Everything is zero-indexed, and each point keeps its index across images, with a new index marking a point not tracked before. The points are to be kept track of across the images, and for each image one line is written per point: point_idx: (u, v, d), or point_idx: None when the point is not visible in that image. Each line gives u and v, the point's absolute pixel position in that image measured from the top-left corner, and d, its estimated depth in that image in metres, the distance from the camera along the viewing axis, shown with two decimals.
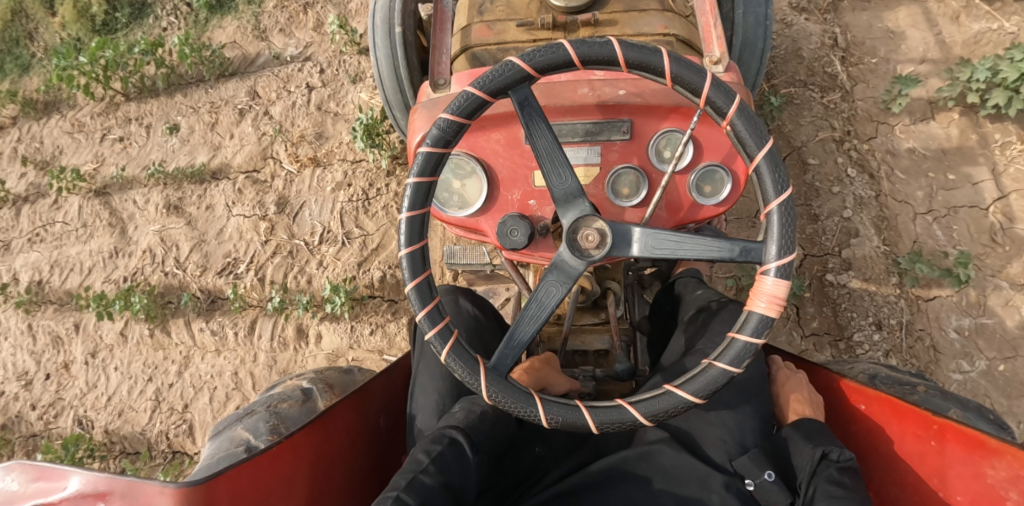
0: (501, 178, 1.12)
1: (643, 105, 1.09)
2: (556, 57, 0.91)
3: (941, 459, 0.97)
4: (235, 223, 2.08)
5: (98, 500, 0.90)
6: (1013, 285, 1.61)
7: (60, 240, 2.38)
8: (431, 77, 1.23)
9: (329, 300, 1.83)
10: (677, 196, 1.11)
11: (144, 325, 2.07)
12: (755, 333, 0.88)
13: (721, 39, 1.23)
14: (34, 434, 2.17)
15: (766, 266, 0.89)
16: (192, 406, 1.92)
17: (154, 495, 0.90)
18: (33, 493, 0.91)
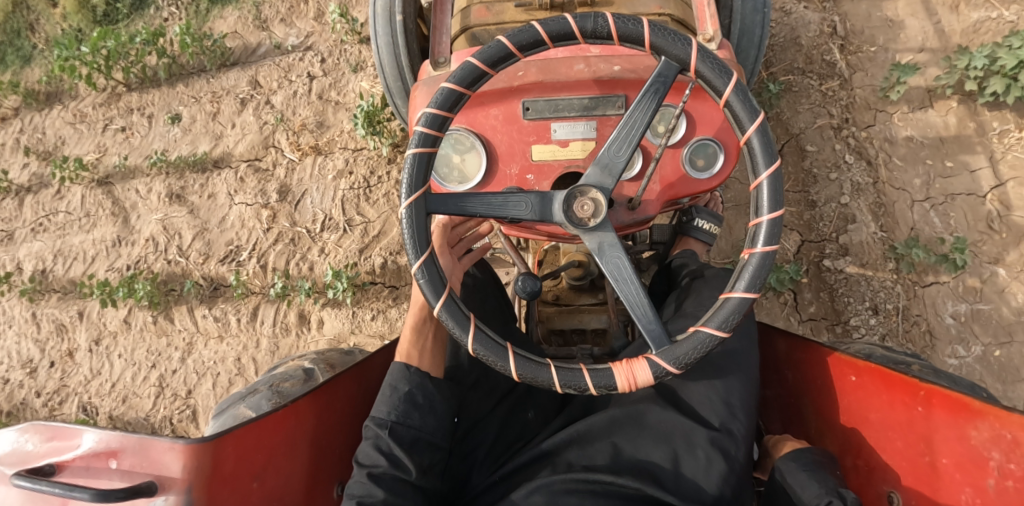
0: (499, 153, 1.13)
1: (638, 79, 1.11)
2: (723, 82, 0.93)
3: (927, 424, 0.99)
4: (237, 212, 2.10)
5: (110, 457, 0.95)
6: (1009, 271, 1.63)
7: (63, 230, 2.40)
8: (432, 56, 1.26)
9: (332, 285, 1.85)
10: (670, 169, 1.12)
11: (147, 313, 2.09)
12: (598, 386, 0.93)
13: (715, 17, 1.23)
14: (39, 421, 2.19)
15: (653, 354, 0.93)
16: (196, 391, 1.93)
17: (165, 451, 0.95)
18: (46, 452, 0.97)
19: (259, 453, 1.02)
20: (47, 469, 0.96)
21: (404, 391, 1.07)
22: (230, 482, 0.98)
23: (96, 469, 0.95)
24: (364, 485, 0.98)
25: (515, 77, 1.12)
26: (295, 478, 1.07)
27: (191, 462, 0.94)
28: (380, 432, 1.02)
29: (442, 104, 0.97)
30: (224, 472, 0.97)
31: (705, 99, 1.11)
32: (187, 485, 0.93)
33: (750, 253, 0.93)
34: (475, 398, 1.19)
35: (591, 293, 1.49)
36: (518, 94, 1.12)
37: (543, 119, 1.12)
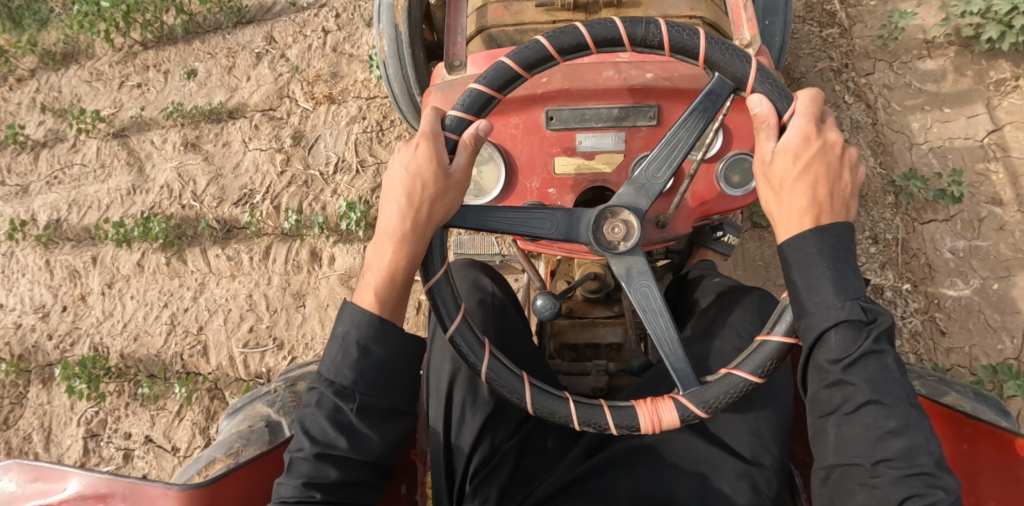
0: (519, 164, 1.17)
1: (671, 89, 1.11)
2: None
3: (970, 462, 0.99)
4: (252, 157, 2.14)
5: (99, 502, 0.97)
6: (1005, 210, 1.65)
7: (78, 181, 2.45)
8: (447, 58, 1.28)
9: (345, 216, 1.89)
10: (703, 186, 1.15)
11: (161, 254, 2.12)
12: (624, 425, 0.93)
13: (751, 20, 1.23)
14: (51, 363, 2.21)
15: (679, 393, 0.94)
16: (207, 327, 1.96)
17: (157, 497, 0.96)
18: (33, 493, 0.99)
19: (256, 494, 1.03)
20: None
21: (359, 348, 0.94)
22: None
23: None
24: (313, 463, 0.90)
25: (540, 84, 1.13)
26: None
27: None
28: (342, 403, 0.93)
29: (471, 107, 0.97)
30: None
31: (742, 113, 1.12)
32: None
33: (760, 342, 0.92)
34: (494, 426, 1.14)
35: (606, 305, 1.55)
36: (542, 101, 1.13)
37: (569, 128, 1.14)
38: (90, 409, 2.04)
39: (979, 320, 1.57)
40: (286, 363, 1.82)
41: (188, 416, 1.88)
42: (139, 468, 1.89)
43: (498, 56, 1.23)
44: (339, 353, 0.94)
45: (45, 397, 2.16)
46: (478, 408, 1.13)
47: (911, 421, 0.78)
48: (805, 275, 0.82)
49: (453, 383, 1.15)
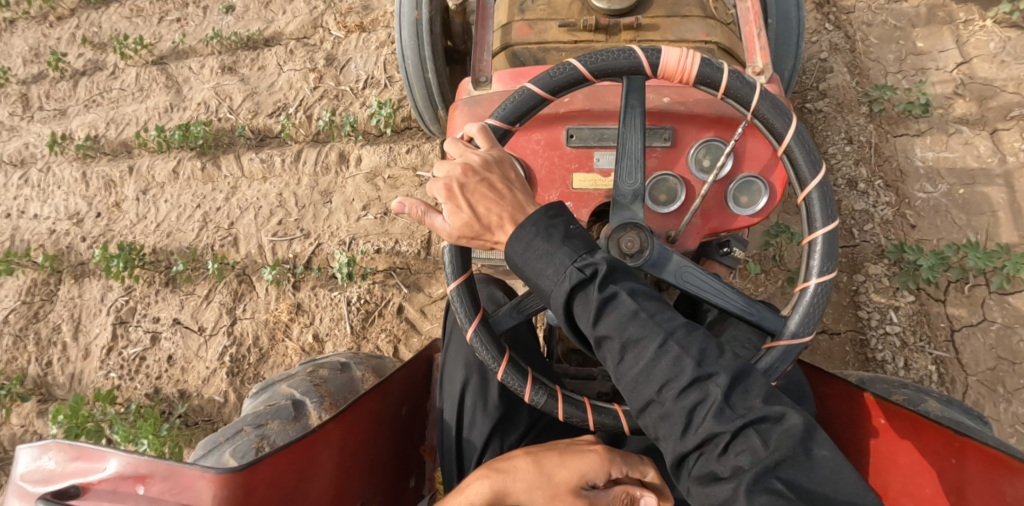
0: (540, 178, 1.17)
1: (686, 113, 1.16)
2: (812, 174, 0.96)
3: (960, 475, 1.00)
4: (286, 77, 2.32)
5: (139, 482, 0.96)
6: (971, 129, 1.80)
7: (117, 102, 2.61)
8: (475, 74, 1.34)
9: (376, 115, 2.05)
10: (712, 203, 1.16)
11: (196, 161, 2.28)
12: (808, 318, 0.95)
13: (765, 49, 1.30)
14: (83, 263, 2.35)
15: (814, 236, 0.96)
16: (238, 222, 2.10)
17: (197, 479, 0.96)
18: (71, 472, 0.97)
19: (288, 478, 1.05)
20: (70, 492, 0.96)
21: None
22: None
23: (122, 493, 0.96)
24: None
25: (562, 104, 1.18)
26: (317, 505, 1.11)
27: (221, 492, 0.96)
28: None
29: (458, 264, 1.02)
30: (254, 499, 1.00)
31: (751, 136, 1.15)
32: None
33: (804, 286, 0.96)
34: (502, 430, 1.19)
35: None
36: (564, 120, 1.17)
37: (587, 146, 1.16)
38: (121, 298, 2.17)
39: (947, 218, 1.71)
40: (313, 248, 1.94)
41: (216, 298, 2.00)
42: (167, 347, 2.02)
43: (526, 73, 1.26)
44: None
45: (76, 292, 2.29)
46: (485, 413, 1.18)
47: (667, 333, 0.83)
48: (532, 265, 0.88)
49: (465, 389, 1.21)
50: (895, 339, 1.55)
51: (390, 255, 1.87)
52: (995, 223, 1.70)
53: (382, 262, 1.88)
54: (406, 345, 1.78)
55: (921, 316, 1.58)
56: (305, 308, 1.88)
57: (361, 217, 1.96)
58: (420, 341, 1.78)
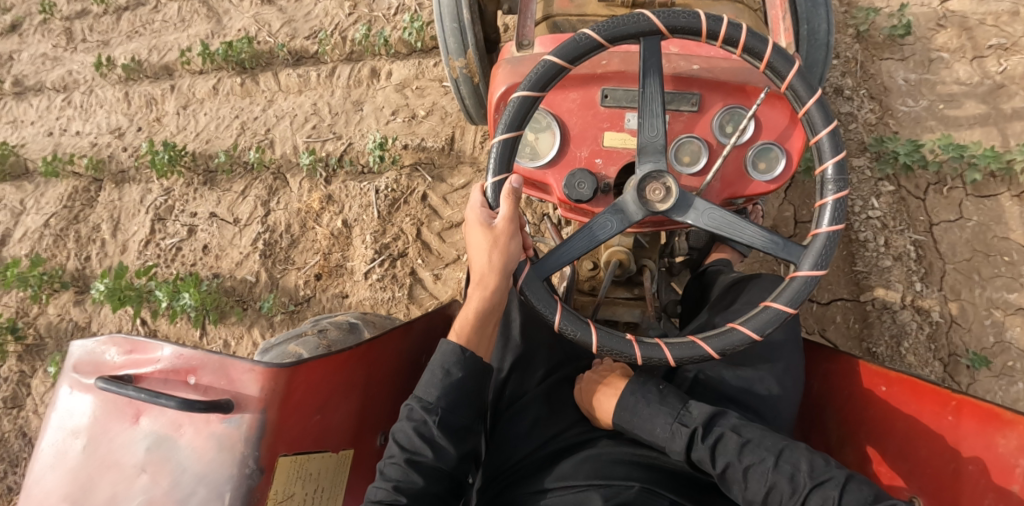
0: (572, 135, 1.26)
1: (713, 80, 1.22)
2: (823, 122, 1.05)
3: (955, 432, 1.12)
4: (323, 6, 2.49)
5: (189, 374, 1.11)
6: (952, 55, 1.94)
7: (159, 32, 2.78)
8: (517, 38, 1.36)
9: (408, 30, 2.23)
10: (733, 168, 1.25)
11: (236, 78, 2.45)
12: (833, 222, 1.05)
13: (788, 30, 1.39)
14: (123, 171, 2.50)
15: (824, 166, 1.06)
16: (274, 128, 2.26)
17: (244, 373, 1.11)
18: (125, 363, 1.11)
19: (322, 387, 1.23)
20: (127, 378, 1.11)
21: (444, 370, 1.15)
22: (298, 413, 1.18)
23: (173, 382, 1.11)
24: (404, 470, 1.09)
25: (599, 65, 1.25)
26: (351, 404, 1.31)
27: (267, 385, 1.11)
28: (428, 417, 1.12)
29: (540, 295, 1.09)
30: (292, 399, 1.16)
31: (772, 106, 1.22)
32: (263, 406, 1.11)
33: (823, 167, 1.06)
34: (524, 370, 1.35)
35: (627, 288, 1.66)
36: (599, 81, 1.25)
37: (619, 107, 1.25)
38: (159, 198, 2.31)
39: (926, 128, 1.87)
40: (344, 146, 2.11)
41: (251, 194, 2.15)
42: (202, 238, 2.16)
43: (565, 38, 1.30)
44: (429, 376, 1.16)
45: (117, 195, 2.44)
46: (509, 349, 1.36)
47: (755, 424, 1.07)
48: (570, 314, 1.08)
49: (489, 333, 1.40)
50: (876, 222, 1.74)
51: (417, 151, 2.04)
52: (971, 135, 1.84)
53: (409, 157, 2.04)
54: (428, 228, 1.95)
55: (901, 205, 1.77)
56: (335, 199, 2.04)
57: (390, 121, 2.13)
58: (441, 225, 1.95)
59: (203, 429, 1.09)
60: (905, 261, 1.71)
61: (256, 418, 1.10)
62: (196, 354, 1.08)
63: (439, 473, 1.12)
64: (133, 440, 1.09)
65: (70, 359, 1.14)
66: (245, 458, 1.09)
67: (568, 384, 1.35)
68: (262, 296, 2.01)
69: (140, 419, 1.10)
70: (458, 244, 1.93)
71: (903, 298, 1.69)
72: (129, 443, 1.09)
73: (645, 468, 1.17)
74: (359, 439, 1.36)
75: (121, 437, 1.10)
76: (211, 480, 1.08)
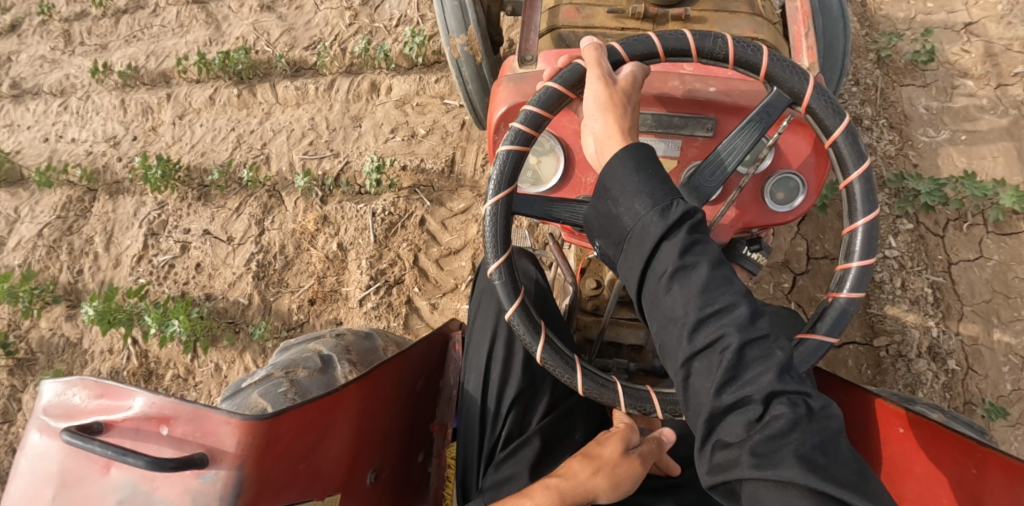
0: (577, 159, 1.07)
1: (733, 103, 1.04)
2: (848, 139, 0.87)
3: (978, 485, 0.95)
4: (322, 15, 2.42)
5: (163, 423, 0.94)
6: (976, 82, 1.85)
7: (157, 38, 2.72)
8: (520, 53, 1.25)
9: (408, 45, 2.16)
10: (749, 198, 1.07)
11: (233, 89, 2.39)
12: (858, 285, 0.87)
13: (811, 49, 1.24)
14: (118, 182, 2.45)
15: (856, 226, 0.89)
16: (271, 143, 2.20)
17: (220, 425, 0.94)
18: (95, 409, 0.95)
19: (310, 432, 1.06)
20: (95, 427, 0.95)
21: None
22: (278, 463, 1.00)
23: (145, 432, 0.94)
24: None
25: None
26: (345, 442, 1.16)
27: (244, 438, 0.94)
28: None
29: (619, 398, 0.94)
30: (277, 448, 1.00)
31: (799, 132, 1.03)
32: (239, 461, 0.94)
33: (853, 226, 0.89)
34: (526, 407, 1.29)
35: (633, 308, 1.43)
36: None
37: None
38: (153, 212, 2.26)
39: (947, 160, 1.77)
40: (341, 165, 2.04)
41: (246, 211, 2.10)
42: (196, 256, 2.11)
43: (573, 52, 1.20)
44: None
45: (112, 207, 2.39)
46: (511, 382, 1.29)
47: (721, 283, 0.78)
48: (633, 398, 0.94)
49: (490, 361, 1.31)
50: (893, 262, 1.66)
51: (416, 172, 1.97)
52: (995, 167, 1.75)
53: (407, 179, 1.98)
54: (426, 255, 1.89)
55: (919, 244, 1.69)
56: (331, 220, 1.98)
57: (389, 139, 2.06)
58: (439, 251, 1.89)
59: (178, 484, 0.94)
60: (922, 304, 1.63)
61: (232, 474, 0.94)
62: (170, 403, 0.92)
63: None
64: (103, 494, 0.94)
65: (41, 402, 0.98)
66: None
67: (567, 422, 1.31)
68: (254, 320, 1.96)
69: (111, 469, 0.95)
70: (456, 272, 1.86)
71: (919, 345, 1.61)
72: (98, 497, 0.94)
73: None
74: (352, 480, 1.20)
75: (91, 491, 0.94)
76: None
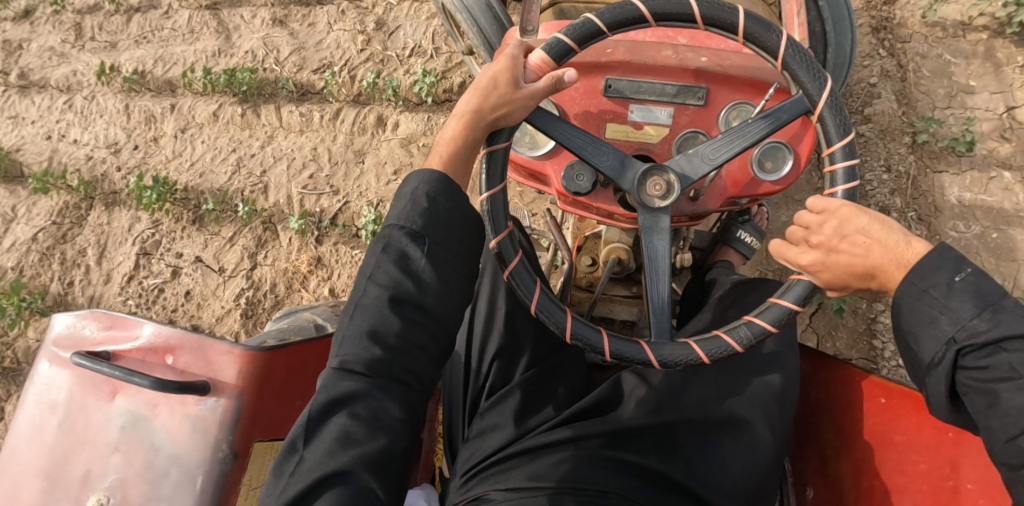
0: (574, 126, 1.24)
1: (721, 73, 1.21)
2: (817, 89, 1.04)
3: (955, 449, 1.11)
4: (335, 36, 2.34)
5: (167, 354, 1.26)
6: (1014, 174, 1.74)
7: (166, 42, 2.65)
8: (521, 24, 1.37)
9: (418, 83, 2.08)
10: (738, 168, 1.21)
11: (237, 106, 2.31)
12: (799, 300, 1.00)
13: (803, 25, 1.38)
14: (115, 192, 2.40)
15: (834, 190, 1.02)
16: (270, 171, 2.13)
17: (223, 355, 1.24)
18: (104, 339, 1.29)
19: (304, 371, 1.33)
20: (106, 356, 1.27)
21: (429, 199, 1.03)
22: (274, 398, 1.27)
23: (152, 361, 1.26)
24: (381, 312, 0.98)
25: (604, 54, 1.23)
26: None
27: (242, 367, 1.23)
28: (405, 276, 0.99)
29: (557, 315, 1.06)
30: (270, 385, 1.26)
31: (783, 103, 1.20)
32: (239, 389, 1.22)
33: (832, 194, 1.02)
34: (509, 356, 1.32)
35: (625, 286, 1.62)
36: (603, 70, 1.22)
37: (624, 98, 1.22)
38: (147, 230, 2.20)
39: (975, 260, 1.67)
40: (339, 205, 1.99)
41: (240, 242, 2.04)
42: (185, 283, 2.06)
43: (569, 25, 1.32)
44: (407, 208, 1.03)
45: (106, 219, 2.34)
46: (493, 336, 1.33)
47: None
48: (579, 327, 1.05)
49: (474, 319, 1.38)
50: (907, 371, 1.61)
51: None
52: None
53: None
54: None
55: None
56: (325, 263, 1.94)
57: (391, 182, 2.00)
58: None
59: (178, 410, 1.21)
60: None
61: (231, 402, 1.21)
62: (176, 334, 1.24)
63: (418, 396, 1.02)
64: (110, 417, 1.22)
65: (52, 336, 1.32)
66: (218, 442, 1.19)
67: (552, 377, 1.34)
68: None
69: (115, 398, 1.23)
70: None
71: None
72: (105, 420, 1.22)
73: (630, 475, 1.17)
74: None
75: (98, 413, 1.23)
76: (183, 461, 1.18)
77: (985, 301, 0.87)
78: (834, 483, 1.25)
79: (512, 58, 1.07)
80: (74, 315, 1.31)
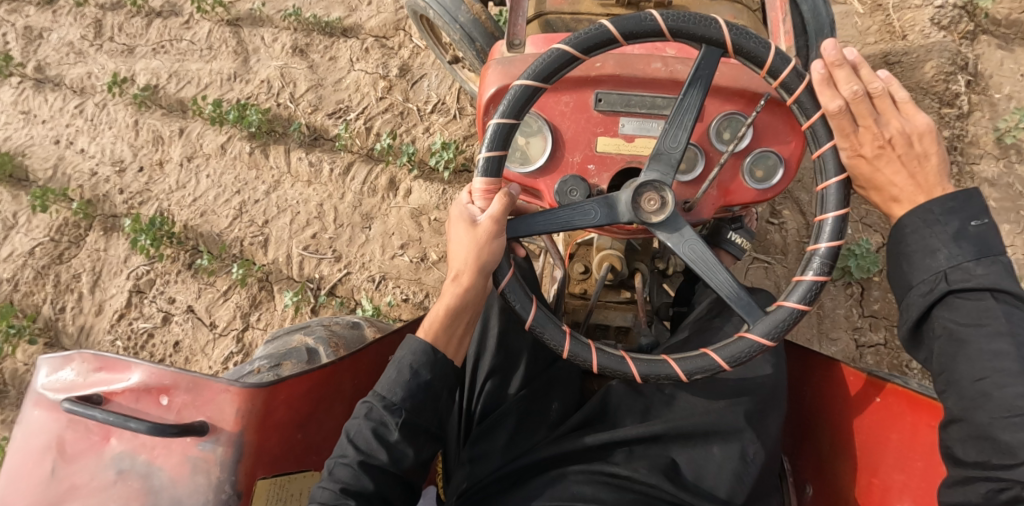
0: (564, 140, 1.14)
1: (712, 85, 1.11)
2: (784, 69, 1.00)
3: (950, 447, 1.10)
4: (355, 77, 2.19)
5: (163, 394, 1.10)
6: None
7: (183, 56, 2.52)
8: (508, 37, 1.25)
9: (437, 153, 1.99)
10: (728, 176, 1.15)
11: (246, 143, 2.17)
12: (821, 272, 1.00)
13: (789, 33, 1.28)
14: (116, 215, 2.33)
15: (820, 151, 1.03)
16: (273, 223, 2.03)
17: (220, 393, 1.10)
18: (95, 382, 1.10)
19: (307, 403, 1.18)
20: (95, 399, 1.09)
21: (410, 370, 1.06)
22: (280, 433, 1.15)
23: (147, 401, 1.10)
24: (355, 472, 0.99)
25: (593, 67, 1.11)
26: (342, 411, 1.27)
27: (243, 405, 1.09)
28: (388, 418, 1.03)
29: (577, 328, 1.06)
30: (274, 418, 1.13)
31: (772, 110, 1.12)
32: (240, 428, 1.09)
33: (823, 186, 1.03)
34: (503, 373, 1.31)
35: (618, 291, 1.51)
36: (593, 85, 1.11)
37: (614, 112, 1.12)
38: (142, 267, 2.07)
39: None
40: (340, 275, 1.94)
41: (234, 298, 1.97)
42: (175, 333, 1.97)
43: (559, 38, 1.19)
44: (390, 374, 1.07)
45: (105, 245, 2.28)
46: (486, 357, 1.32)
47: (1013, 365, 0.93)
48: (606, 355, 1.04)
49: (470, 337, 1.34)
50: None
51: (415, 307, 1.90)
52: None
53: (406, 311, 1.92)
54: None
55: None
56: None
57: (396, 255, 1.95)
58: None
59: (178, 452, 1.08)
60: None
61: (233, 440, 1.08)
62: (169, 373, 1.07)
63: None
64: (104, 463, 1.07)
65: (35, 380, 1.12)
66: (221, 482, 1.07)
67: (545, 394, 1.32)
68: None
69: (110, 440, 1.09)
70: None
71: None
72: (99, 465, 1.07)
73: (614, 488, 1.14)
74: None
75: (91, 461, 1.08)
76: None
77: (987, 251, 0.97)
78: (833, 481, 1.30)
79: (460, 211, 1.09)
80: (57, 356, 1.12)
